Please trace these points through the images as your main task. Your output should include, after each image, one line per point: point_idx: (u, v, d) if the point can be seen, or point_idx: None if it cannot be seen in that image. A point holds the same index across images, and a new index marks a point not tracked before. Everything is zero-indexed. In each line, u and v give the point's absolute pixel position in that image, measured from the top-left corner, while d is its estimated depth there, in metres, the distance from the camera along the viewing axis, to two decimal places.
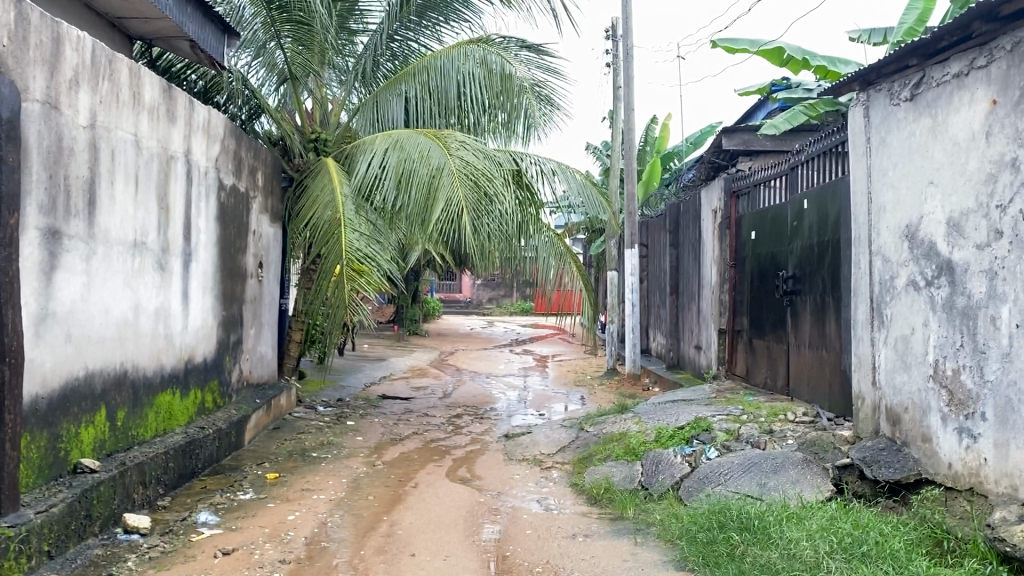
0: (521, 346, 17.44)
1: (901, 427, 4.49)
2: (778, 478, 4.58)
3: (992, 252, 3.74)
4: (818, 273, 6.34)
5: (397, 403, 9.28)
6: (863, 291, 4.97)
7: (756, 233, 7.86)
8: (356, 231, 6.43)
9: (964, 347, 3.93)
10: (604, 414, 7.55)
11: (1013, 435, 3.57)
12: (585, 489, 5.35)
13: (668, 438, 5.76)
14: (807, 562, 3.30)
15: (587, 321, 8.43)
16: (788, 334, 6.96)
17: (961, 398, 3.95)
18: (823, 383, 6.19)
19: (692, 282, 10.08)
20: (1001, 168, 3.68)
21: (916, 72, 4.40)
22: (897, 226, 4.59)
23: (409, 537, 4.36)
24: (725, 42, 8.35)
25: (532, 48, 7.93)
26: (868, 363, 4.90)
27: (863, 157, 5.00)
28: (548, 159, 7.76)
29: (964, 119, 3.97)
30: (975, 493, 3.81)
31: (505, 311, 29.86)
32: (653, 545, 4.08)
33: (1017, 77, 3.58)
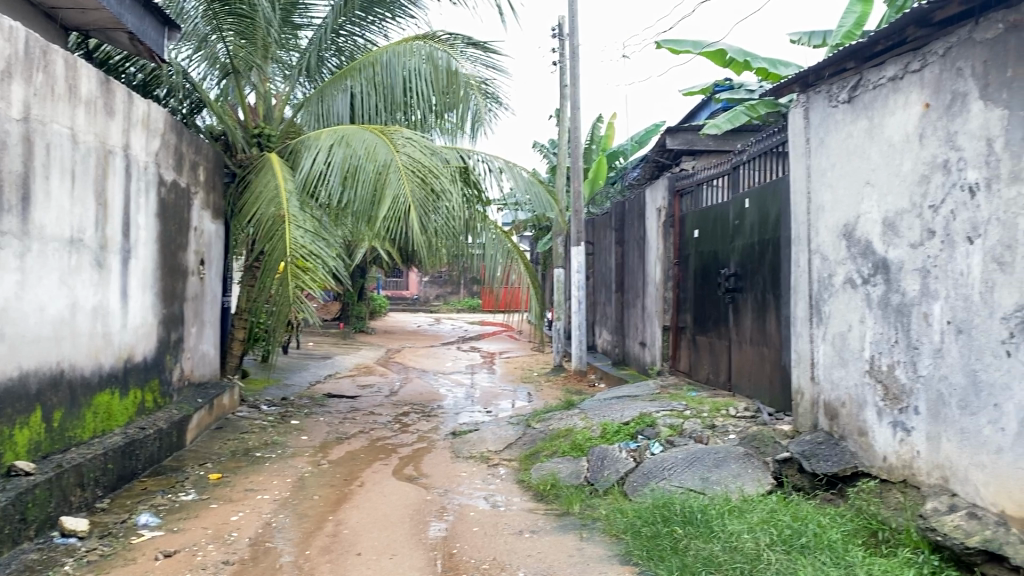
0: (468, 343, 17.40)
1: (838, 421, 4.62)
2: (721, 472, 4.65)
3: (925, 251, 3.86)
4: (758, 270, 6.46)
5: (342, 401, 9.22)
6: (803, 289, 5.09)
7: (698, 232, 7.98)
8: (301, 227, 6.34)
9: (899, 343, 4.05)
10: (551, 411, 7.61)
11: (944, 428, 3.70)
12: (532, 485, 5.37)
13: (614, 434, 5.82)
14: (749, 553, 3.35)
15: (535, 316, 8.51)
16: (729, 330, 7.10)
17: (895, 393, 4.08)
18: (763, 378, 6.32)
19: (637, 280, 10.19)
20: (934, 169, 3.80)
21: (853, 74, 4.51)
22: (836, 225, 4.70)
23: (356, 535, 4.34)
24: (669, 43, 8.45)
25: (478, 45, 7.93)
26: (806, 359, 5.02)
27: (802, 158, 5.12)
28: (495, 157, 7.77)
29: (899, 121, 4.08)
30: (908, 485, 3.94)
31: (452, 308, 29.84)
32: (599, 540, 4.12)
33: (949, 82, 3.70)
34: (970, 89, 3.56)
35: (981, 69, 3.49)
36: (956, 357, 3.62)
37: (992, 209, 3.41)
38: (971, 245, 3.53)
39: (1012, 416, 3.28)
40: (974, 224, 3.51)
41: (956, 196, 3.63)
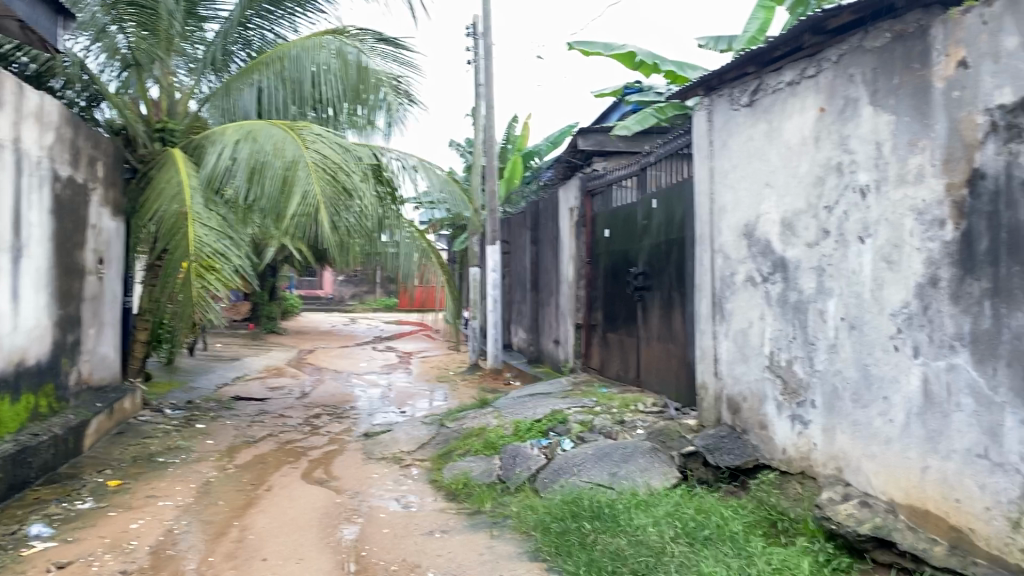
0: (384, 343, 17.22)
1: (740, 415, 4.75)
2: (629, 466, 4.72)
3: (820, 251, 4.00)
4: (665, 269, 6.59)
5: (251, 404, 9.00)
6: (706, 287, 5.22)
7: (609, 232, 8.08)
8: (204, 225, 6.11)
9: (796, 339, 4.19)
10: (464, 410, 7.61)
11: (838, 421, 3.86)
12: (444, 485, 5.35)
13: (526, 431, 5.85)
14: (653, 546, 3.41)
15: (452, 316, 8.65)
16: (638, 328, 7.22)
17: (793, 387, 4.23)
18: (669, 374, 6.46)
19: (551, 279, 10.26)
20: (828, 171, 3.95)
21: (753, 79, 4.64)
22: (737, 225, 4.84)
23: (262, 540, 4.25)
24: (581, 45, 8.53)
25: (388, 41, 7.91)
26: (709, 354, 5.15)
27: (706, 160, 5.25)
28: (409, 156, 7.73)
29: (796, 124, 4.23)
30: (806, 476, 4.10)
31: (368, 308, 29.45)
32: (509, 537, 4.14)
33: (842, 87, 3.84)
34: (860, 94, 3.72)
35: (870, 75, 3.64)
36: (849, 351, 3.77)
37: (881, 210, 3.56)
38: (862, 244, 3.67)
39: (900, 407, 3.44)
40: (865, 225, 3.66)
41: (848, 198, 3.78)
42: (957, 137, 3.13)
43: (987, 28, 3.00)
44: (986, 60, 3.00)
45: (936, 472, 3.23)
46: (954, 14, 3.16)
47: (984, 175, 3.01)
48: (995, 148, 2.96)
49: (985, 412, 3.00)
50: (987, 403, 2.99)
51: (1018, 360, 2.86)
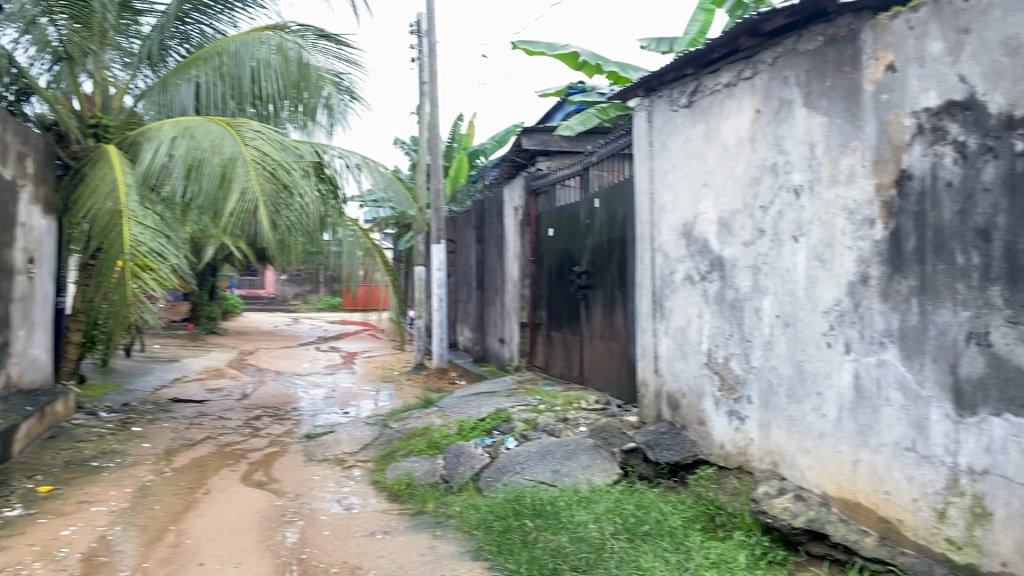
0: (328, 343, 17.03)
1: (680, 411, 4.82)
2: (571, 463, 4.74)
3: (756, 250, 4.07)
4: (607, 267, 6.64)
5: (189, 406, 8.82)
6: (647, 286, 5.27)
7: (553, 231, 8.12)
8: (141, 223, 5.97)
9: (733, 337, 4.27)
10: (408, 410, 7.57)
11: (773, 416, 3.94)
12: (386, 486, 5.31)
13: (470, 430, 5.84)
14: (594, 543, 3.43)
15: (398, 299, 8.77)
16: (581, 327, 7.26)
17: (731, 383, 4.30)
18: (611, 371, 6.52)
19: (496, 278, 10.27)
20: (763, 172, 4.02)
21: (692, 81, 4.71)
22: (676, 224, 4.90)
23: (199, 545, 4.17)
24: (524, 45, 8.55)
25: (330, 37, 7.85)
26: (650, 352, 5.21)
27: (646, 160, 5.31)
28: (352, 153, 7.69)
29: (733, 125, 4.30)
30: (743, 471, 4.18)
31: (312, 308, 29.10)
32: (451, 537, 4.13)
33: (777, 89, 3.92)
34: (794, 96, 3.79)
35: (804, 78, 3.72)
36: (783, 348, 3.85)
37: (814, 210, 3.64)
38: (796, 244, 3.75)
39: (832, 402, 3.52)
40: (799, 225, 3.74)
41: (783, 198, 3.86)
42: (886, 139, 3.22)
43: (913, 33, 3.09)
44: (912, 64, 3.09)
45: (866, 465, 3.32)
46: (882, 19, 3.25)
47: (911, 176, 3.09)
48: (921, 150, 3.04)
49: (913, 406, 3.09)
50: (914, 397, 3.08)
51: (943, 356, 2.95)
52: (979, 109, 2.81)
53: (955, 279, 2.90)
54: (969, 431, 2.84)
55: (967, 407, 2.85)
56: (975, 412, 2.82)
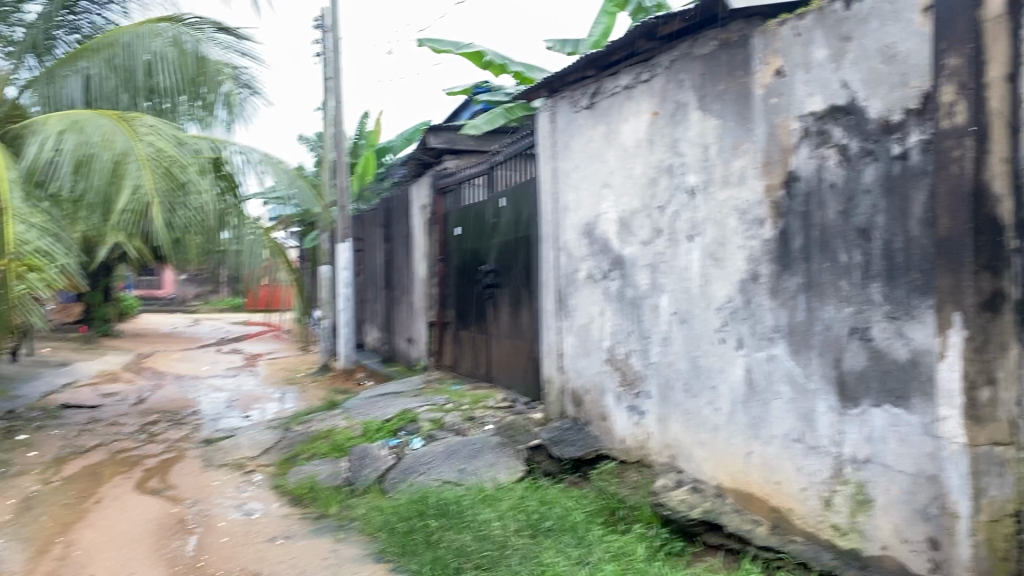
0: (231, 344, 16.59)
1: (583, 407, 4.89)
2: (476, 462, 4.74)
3: (654, 248, 4.16)
4: (513, 266, 6.68)
5: (80, 412, 8.45)
6: (551, 284, 5.32)
7: (459, 230, 8.12)
8: (25, 221, 5.68)
9: (633, 334, 4.35)
10: (311, 412, 7.43)
11: (671, 411, 4.04)
12: (288, 490, 5.21)
13: (375, 432, 5.77)
14: (498, 541, 3.44)
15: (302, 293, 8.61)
16: (488, 325, 7.28)
17: (630, 378, 4.39)
18: (517, 369, 6.56)
19: (403, 277, 10.21)
20: (660, 173, 4.11)
21: (593, 82, 4.77)
22: (578, 224, 4.96)
23: (88, 556, 4.01)
24: (430, 43, 8.51)
25: (229, 31, 7.57)
26: (554, 349, 5.26)
27: (549, 160, 5.35)
28: (253, 150, 7.55)
29: (632, 127, 4.38)
30: (643, 464, 4.28)
31: (213, 309, 28.31)
32: (354, 540, 4.08)
33: (673, 92, 4.01)
34: (689, 99, 3.89)
35: (698, 81, 3.81)
36: (680, 344, 3.95)
37: (708, 210, 3.74)
38: (691, 243, 3.85)
39: (726, 396, 3.63)
40: (694, 224, 3.84)
41: (679, 199, 3.95)
42: (775, 142, 3.34)
43: (800, 40, 3.21)
44: (799, 70, 3.21)
45: (758, 456, 3.44)
46: (771, 25, 3.36)
47: (798, 178, 3.21)
48: (808, 152, 3.16)
49: (801, 399, 3.21)
50: (802, 390, 3.20)
51: (828, 350, 3.08)
52: (859, 113, 2.94)
53: (838, 276, 3.03)
54: (852, 422, 2.98)
55: (851, 399, 2.98)
56: (858, 403, 2.96)
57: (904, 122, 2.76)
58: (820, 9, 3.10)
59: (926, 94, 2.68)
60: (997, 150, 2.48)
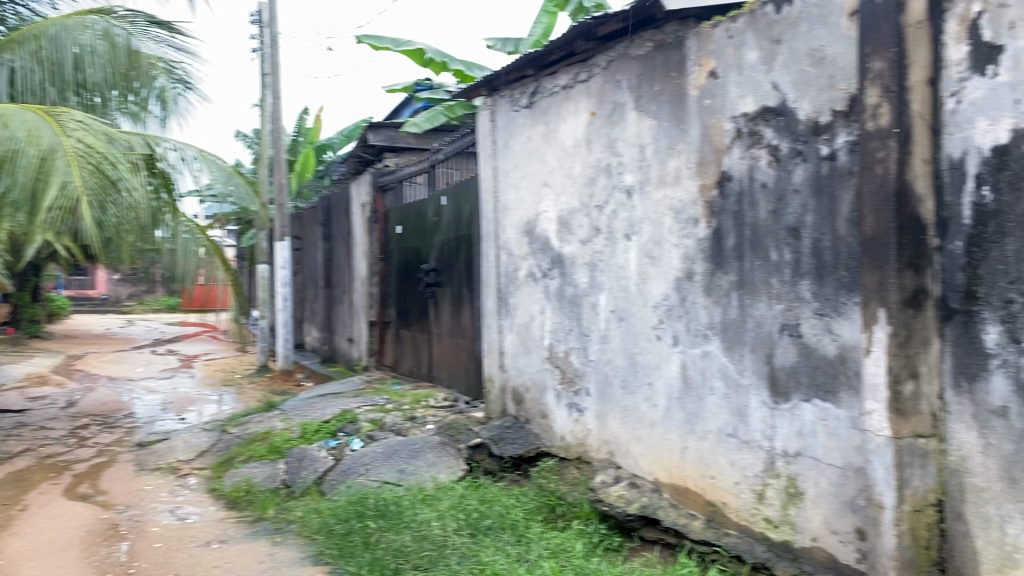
0: (166, 345, 16.22)
1: (524, 405, 4.91)
2: (417, 462, 4.71)
3: (592, 247, 4.19)
4: (454, 265, 6.67)
5: (6, 416, 8.17)
6: (491, 283, 5.33)
7: (400, 228, 8.07)
8: None
9: (572, 331, 4.38)
10: (248, 414, 7.31)
11: (610, 408, 4.08)
12: (224, 493, 5.11)
13: (313, 433, 5.70)
14: (437, 542, 3.42)
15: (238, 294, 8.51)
16: (429, 324, 7.25)
17: (570, 376, 4.42)
18: (459, 367, 6.56)
19: (343, 276, 10.11)
20: (598, 172, 4.15)
21: (532, 82, 4.78)
22: (519, 222, 4.97)
23: (13, 566, 3.88)
24: (370, 40, 8.44)
25: (162, 25, 7.40)
26: (495, 348, 5.27)
27: (489, 159, 5.36)
28: (187, 146, 7.37)
29: (571, 127, 4.41)
30: (582, 461, 4.30)
31: (149, 309, 27.66)
32: (292, 543, 4.03)
33: (610, 92, 4.05)
34: (626, 99, 3.93)
35: (635, 81, 3.86)
36: (618, 341, 3.99)
37: (645, 209, 3.79)
38: (628, 242, 3.89)
39: (662, 392, 3.68)
40: (631, 223, 3.88)
41: (616, 198, 3.99)
42: (708, 142, 3.39)
43: (732, 42, 3.26)
44: (732, 72, 3.26)
45: (694, 451, 3.49)
46: (705, 27, 3.41)
47: (731, 178, 3.27)
48: (740, 153, 3.22)
49: (734, 394, 3.27)
50: (735, 386, 3.26)
51: (760, 346, 3.15)
52: (789, 115, 3.01)
53: (770, 274, 3.10)
54: (784, 416, 3.04)
55: (782, 394, 3.05)
56: (789, 398, 3.02)
57: (832, 124, 2.84)
58: (752, 12, 3.15)
59: (853, 97, 2.76)
60: (919, 151, 2.55)
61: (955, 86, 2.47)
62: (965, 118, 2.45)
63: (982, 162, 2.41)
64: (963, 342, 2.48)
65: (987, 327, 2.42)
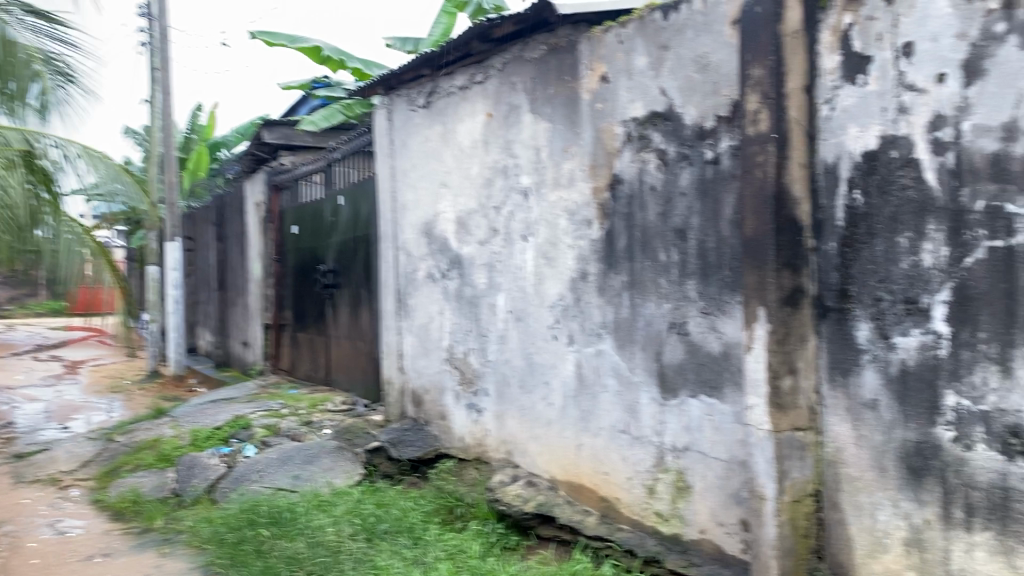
0: (49, 351, 15.44)
1: (422, 407, 4.89)
2: (312, 468, 4.63)
3: (490, 248, 4.21)
4: (352, 266, 6.58)
5: None
6: (390, 284, 5.28)
7: (296, 228, 7.92)
8: None
9: (471, 332, 4.38)
10: (136, 421, 7.03)
11: (508, 408, 4.10)
12: (108, 505, 4.90)
13: (205, 440, 5.53)
14: (331, 547, 3.36)
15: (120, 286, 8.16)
16: (327, 326, 7.14)
17: (469, 377, 4.42)
18: (357, 370, 6.47)
19: (237, 277, 9.84)
20: (495, 173, 4.16)
21: (429, 82, 4.76)
22: (417, 223, 4.95)
23: None
24: (265, 36, 8.24)
25: (40, 15, 6.74)
26: (393, 350, 5.22)
27: (387, 158, 5.31)
28: (70, 142, 7.08)
29: (468, 128, 4.41)
30: (481, 462, 4.31)
31: (30, 313, 26.26)
32: (180, 554, 3.89)
33: (506, 94, 4.07)
34: (522, 102, 3.96)
35: (530, 84, 3.89)
36: (515, 342, 4.02)
37: (540, 210, 3.82)
38: (525, 243, 3.93)
39: (558, 391, 3.72)
40: (528, 224, 3.91)
41: (513, 199, 4.02)
42: (601, 145, 3.45)
43: (622, 47, 3.33)
44: (622, 76, 3.33)
45: (589, 449, 3.54)
46: (596, 32, 3.47)
47: (621, 180, 3.34)
48: (630, 156, 3.29)
49: (626, 391, 3.34)
50: (626, 383, 3.33)
51: (650, 344, 3.22)
52: (676, 119, 3.09)
53: (658, 274, 3.17)
54: (672, 412, 3.12)
55: (670, 390, 3.13)
56: (677, 394, 3.10)
57: (716, 129, 2.93)
58: (641, 18, 3.23)
59: (735, 103, 2.86)
60: (796, 156, 2.65)
61: (829, 94, 2.62)
62: (838, 125, 2.60)
63: (854, 167, 2.56)
64: (837, 339, 2.63)
65: (859, 324, 2.57)
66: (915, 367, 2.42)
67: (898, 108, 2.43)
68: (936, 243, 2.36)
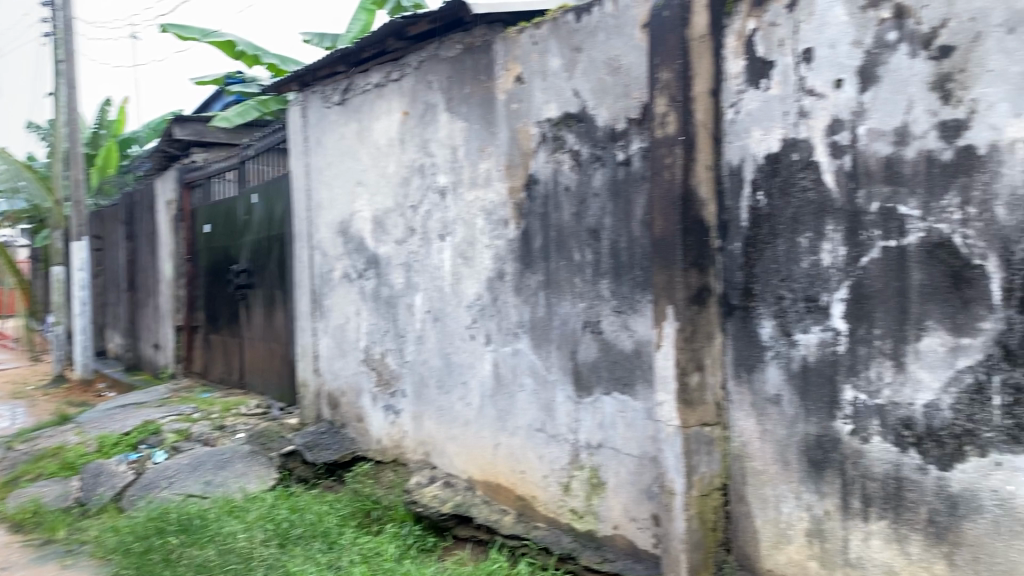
0: None
1: (339, 409, 4.83)
2: (224, 473, 4.52)
3: (407, 248, 4.18)
4: (267, 266, 6.45)
5: None
6: (305, 284, 5.19)
7: (208, 226, 7.71)
8: None
9: (388, 333, 4.35)
10: (38, 428, 6.74)
11: (425, 408, 4.08)
12: (7, 516, 4.68)
13: (112, 447, 5.34)
14: (243, 554, 3.29)
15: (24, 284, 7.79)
16: (240, 327, 6.98)
17: (386, 378, 4.39)
18: (272, 372, 6.35)
19: (148, 278, 9.53)
20: (412, 172, 4.14)
21: (344, 79, 4.69)
22: (332, 222, 4.88)
23: None
24: (175, 29, 8.00)
25: None
26: (309, 352, 5.14)
27: (301, 155, 5.22)
28: None
29: (383, 126, 4.37)
30: (399, 463, 4.28)
31: None
32: (85, 565, 3.76)
33: (422, 93, 4.05)
34: (438, 101, 3.95)
35: (446, 83, 3.88)
36: (432, 342, 4.00)
37: (457, 210, 3.82)
38: (442, 243, 3.91)
39: (475, 391, 3.72)
40: (444, 224, 3.90)
41: (430, 198, 4.00)
42: (516, 146, 3.47)
43: (537, 48, 3.35)
44: (536, 77, 3.35)
45: (505, 448, 3.56)
46: (511, 32, 3.48)
47: (536, 181, 3.36)
48: (544, 156, 3.31)
49: (542, 390, 3.36)
50: (542, 382, 3.36)
51: (565, 344, 3.25)
52: (589, 121, 3.12)
53: (573, 274, 3.20)
54: (586, 410, 3.16)
55: (584, 388, 3.17)
56: (591, 393, 3.14)
57: (627, 131, 2.97)
58: (554, 20, 3.25)
59: (645, 105, 2.91)
60: (702, 158, 2.72)
61: (733, 97, 2.69)
62: (742, 127, 2.67)
63: (758, 169, 2.63)
64: (742, 336, 2.70)
65: (762, 322, 2.64)
66: (815, 363, 2.50)
67: (798, 112, 2.51)
68: (834, 244, 2.44)
